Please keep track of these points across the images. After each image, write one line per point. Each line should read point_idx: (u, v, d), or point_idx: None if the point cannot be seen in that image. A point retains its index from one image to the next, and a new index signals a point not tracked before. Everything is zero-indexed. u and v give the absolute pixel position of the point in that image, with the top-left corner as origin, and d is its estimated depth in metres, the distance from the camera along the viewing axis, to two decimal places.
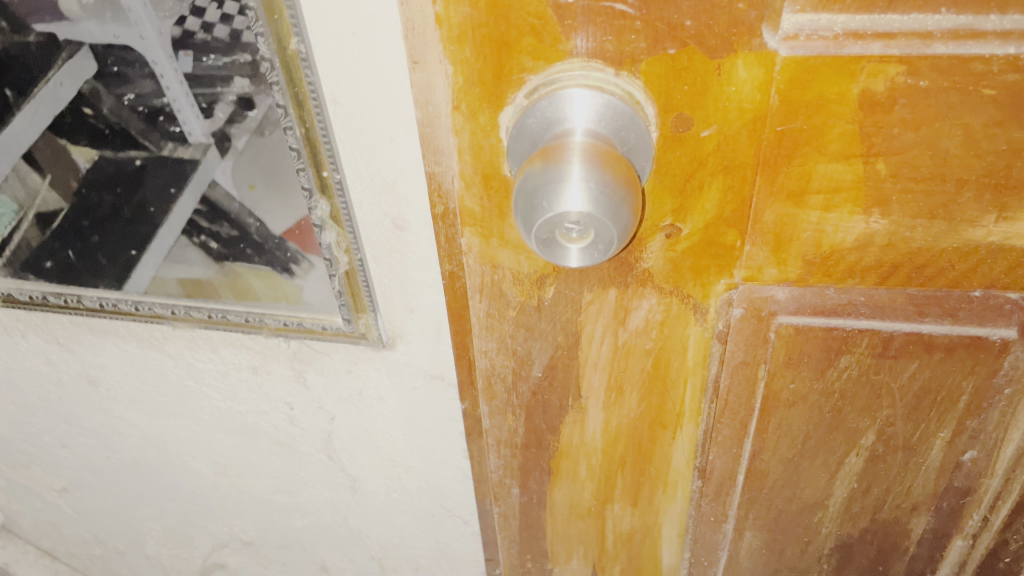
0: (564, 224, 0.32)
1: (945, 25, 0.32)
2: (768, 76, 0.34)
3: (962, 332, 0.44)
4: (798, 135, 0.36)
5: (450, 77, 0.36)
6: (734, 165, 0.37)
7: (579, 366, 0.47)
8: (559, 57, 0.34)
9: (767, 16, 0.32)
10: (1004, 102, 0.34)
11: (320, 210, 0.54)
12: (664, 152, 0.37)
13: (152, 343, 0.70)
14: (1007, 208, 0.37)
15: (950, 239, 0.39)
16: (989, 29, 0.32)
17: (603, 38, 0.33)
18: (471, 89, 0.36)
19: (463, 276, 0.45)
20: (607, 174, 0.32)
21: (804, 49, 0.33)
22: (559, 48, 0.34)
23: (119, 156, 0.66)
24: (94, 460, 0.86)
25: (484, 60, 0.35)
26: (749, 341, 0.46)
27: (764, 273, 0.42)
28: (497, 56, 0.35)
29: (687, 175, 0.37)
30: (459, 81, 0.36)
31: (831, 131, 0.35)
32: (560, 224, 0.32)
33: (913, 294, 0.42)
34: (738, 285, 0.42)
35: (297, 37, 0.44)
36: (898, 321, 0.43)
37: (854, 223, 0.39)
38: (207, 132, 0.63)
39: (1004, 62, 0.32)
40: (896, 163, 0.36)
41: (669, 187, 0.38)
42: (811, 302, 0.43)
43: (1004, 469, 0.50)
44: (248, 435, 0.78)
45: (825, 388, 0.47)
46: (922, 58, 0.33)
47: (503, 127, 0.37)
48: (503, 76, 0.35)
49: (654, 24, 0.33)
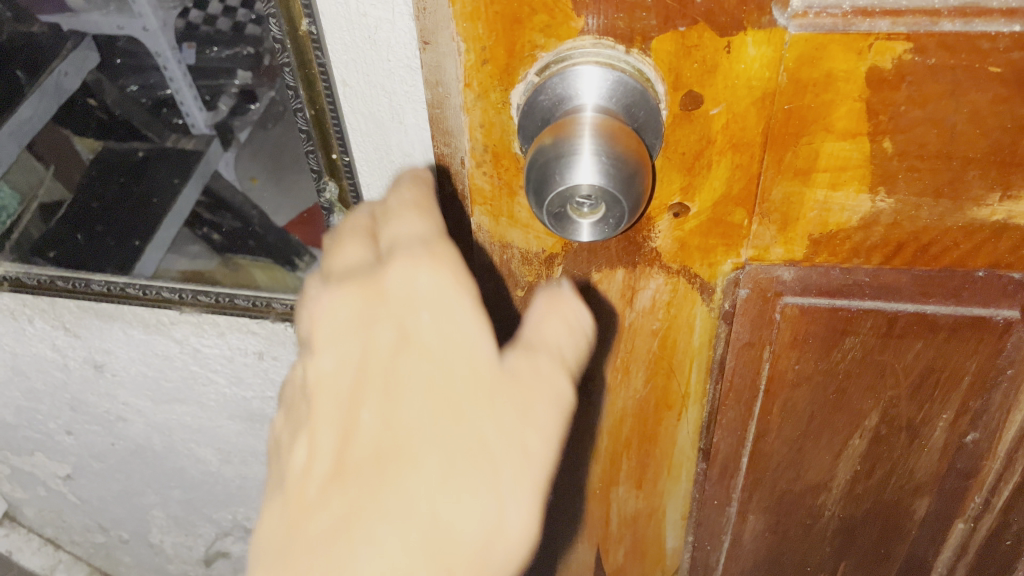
0: (575, 197, 0.33)
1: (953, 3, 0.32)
2: (777, 54, 0.34)
3: (965, 312, 0.44)
4: (806, 113, 0.36)
5: (462, 55, 0.36)
6: (742, 143, 0.38)
7: None
8: (570, 35, 0.35)
9: None
10: (1010, 80, 0.34)
11: (329, 192, 0.55)
12: (673, 130, 0.37)
13: (158, 329, 0.71)
14: (1012, 187, 0.38)
15: (955, 218, 0.39)
16: (996, 7, 0.32)
17: (614, 16, 0.34)
18: (483, 67, 0.36)
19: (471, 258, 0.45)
20: (617, 147, 0.32)
21: (813, 27, 0.33)
22: (571, 26, 0.34)
23: (130, 151, 0.67)
24: (98, 447, 0.87)
25: (497, 37, 0.35)
26: (755, 322, 0.46)
27: (770, 252, 0.42)
28: (510, 33, 0.35)
29: (696, 154, 0.38)
30: (471, 59, 0.36)
31: (839, 109, 0.36)
32: (571, 197, 0.33)
33: (917, 273, 0.42)
34: (744, 264, 0.43)
35: (309, 18, 0.45)
36: (903, 301, 0.44)
37: (860, 202, 0.39)
38: (218, 128, 0.64)
39: (1009, 40, 0.33)
40: (903, 141, 0.37)
41: (678, 165, 0.38)
42: (817, 282, 0.43)
43: (1006, 449, 0.51)
44: (252, 421, 0.78)
45: (830, 369, 0.48)
46: (929, 36, 0.33)
47: (514, 105, 0.37)
48: (515, 53, 0.36)
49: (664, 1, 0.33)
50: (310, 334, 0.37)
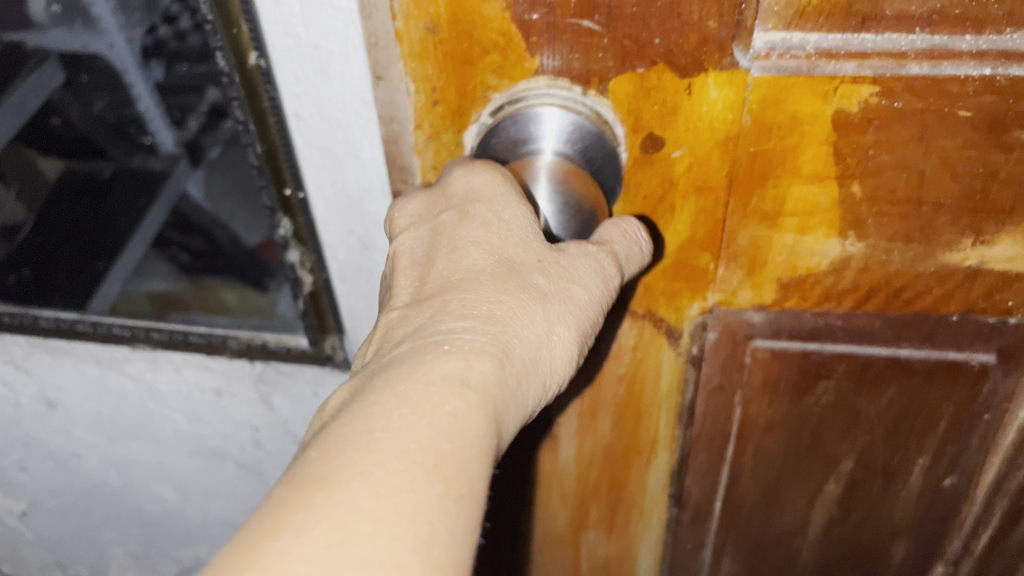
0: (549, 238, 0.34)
1: (920, 45, 0.31)
2: (739, 95, 0.33)
3: (940, 357, 0.42)
4: (772, 156, 0.35)
5: (413, 95, 0.34)
6: (705, 186, 0.36)
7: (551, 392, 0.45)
8: (524, 75, 0.33)
9: (738, 34, 0.32)
10: (980, 124, 0.33)
11: (283, 229, 0.53)
12: (634, 173, 0.36)
13: (112, 366, 0.68)
14: (984, 232, 0.36)
15: (927, 263, 0.38)
16: (964, 50, 0.31)
17: (570, 56, 0.32)
18: (434, 107, 0.35)
19: None
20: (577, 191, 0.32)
21: (776, 69, 0.32)
22: (524, 66, 0.33)
23: None
24: (52, 485, 0.84)
25: (447, 77, 0.33)
26: (725, 365, 0.44)
27: (738, 297, 0.40)
28: (460, 74, 0.33)
29: (658, 197, 0.36)
30: (422, 100, 0.34)
31: (806, 152, 0.34)
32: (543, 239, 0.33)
33: (890, 318, 0.41)
34: (711, 309, 0.41)
35: (257, 51, 0.44)
36: (877, 345, 0.42)
37: (829, 246, 0.38)
38: None
39: (979, 83, 0.32)
40: (872, 185, 0.35)
41: (641, 209, 0.37)
42: (787, 325, 0.42)
43: (985, 495, 0.49)
44: (213, 457, 0.76)
45: (802, 414, 0.46)
46: (896, 79, 0.32)
47: (467, 146, 0.36)
48: (466, 94, 0.34)
49: (621, 42, 0.32)
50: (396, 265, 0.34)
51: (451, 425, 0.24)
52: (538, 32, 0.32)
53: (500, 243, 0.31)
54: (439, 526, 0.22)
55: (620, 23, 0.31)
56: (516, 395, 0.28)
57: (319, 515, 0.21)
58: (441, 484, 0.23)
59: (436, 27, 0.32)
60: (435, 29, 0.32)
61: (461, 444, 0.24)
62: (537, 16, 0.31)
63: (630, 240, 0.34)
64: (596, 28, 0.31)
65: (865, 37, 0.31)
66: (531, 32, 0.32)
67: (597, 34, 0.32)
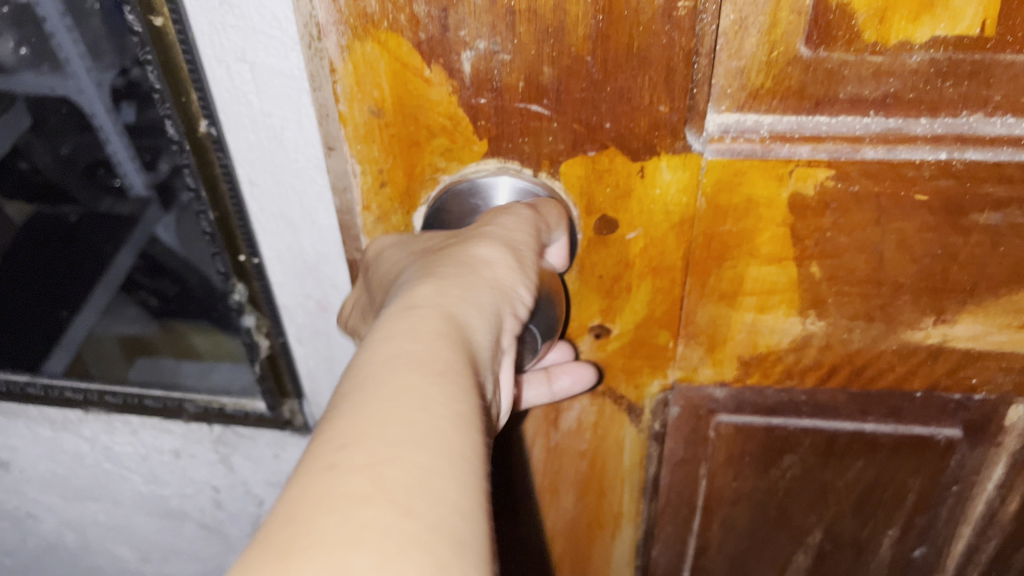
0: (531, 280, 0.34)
1: (875, 128, 0.31)
2: (694, 177, 0.32)
3: (906, 432, 0.41)
4: (728, 238, 0.34)
5: (359, 176, 0.33)
6: (662, 266, 0.35)
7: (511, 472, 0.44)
8: (473, 158, 0.33)
9: (689, 118, 0.31)
10: (937, 207, 0.33)
11: (238, 295, 0.52)
12: (589, 253, 0.35)
13: (66, 427, 0.66)
14: (946, 311, 0.36)
15: (890, 340, 0.37)
16: (919, 134, 0.31)
17: (519, 140, 0.32)
18: (381, 189, 0.34)
19: None
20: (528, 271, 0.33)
21: (730, 152, 0.32)
22: (473, 148, 0.32)
23: None
24: (7, 544, 0.81)
25: (394, 159, 0.33)
26: (688, 438, 0.43)
27: (699, 374, 0.39)
28: (408, 156, 0.33)
29: (614, 277, 0.36)
30: (369, 181, 0.34)
31: (762, 234, 0.34)
32: None
33: (854, 393, 0.40)
34: (672, 385, 0.40)
35: (207, 119, 0.42)
36: (841, 420, 0.41)
37: (789, 325, 0.37)
38: None
39: (935, 167, 0.32)
40: (831, 265, 0.35)
41: (598, 288, 0.36)
42: (749, 400, 0.41)
43: (955, 564, 0.48)
44: (173, 517, 0.73)
45: (768, 486, 0.45)
46: (852, 162, 0.31)
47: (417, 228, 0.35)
48: (415, 176, 0.33)
49: (573, 125, 0.31)
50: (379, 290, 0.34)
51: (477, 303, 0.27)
52: (486, 116, 0.31)
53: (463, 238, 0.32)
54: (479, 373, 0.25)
55: (570, 108, 0.31)
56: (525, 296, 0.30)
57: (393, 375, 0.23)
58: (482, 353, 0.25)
59: (381, 110, 0.31)
60: (380, 112, 0.31)
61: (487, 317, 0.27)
62: (484, 100, 0.31)
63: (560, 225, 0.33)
64: (545, 112, 0.31)
65: (818, 119, 0.31)
66: (479, 116, 0.31)
67: (547, 118, 0.31)
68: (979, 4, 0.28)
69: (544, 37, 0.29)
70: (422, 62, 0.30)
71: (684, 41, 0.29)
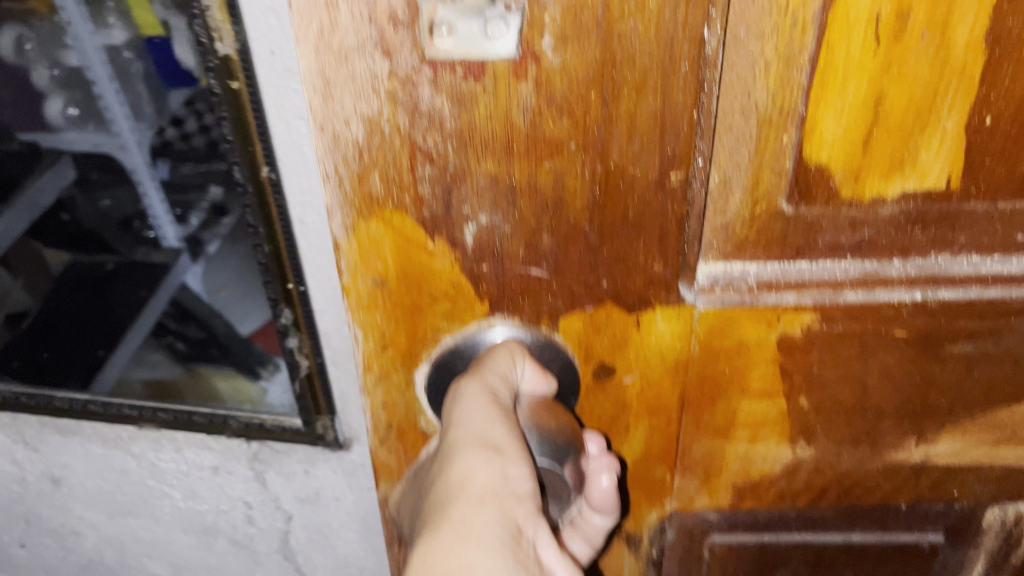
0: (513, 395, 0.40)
1: (855, 274, 0.41)
2: (687, 321, 0.42)
3: (890, 539, 0.52)
4: (719, 379, 0.44)
5: (361, 338, 0.42)
6: (658, 406, 0.45)
7: None
8: (477, 319, 0.41)
9: (684, 271, 0.40)
10: (916, 340, 0.43)
11: (283, 318, 0.59)
12: (586, 341, 0.42)
13: (117, 444, 0.79)
14: (926, 434, 0.47)
15: (876, 462, 0.48)
16: (897, 275, 0.41)
17: (508, 290, 0.40)
18: (384, 351, 0.42)
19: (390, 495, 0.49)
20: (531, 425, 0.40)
21: (721, 299, 0.41)
22: (475, 309, 0.40)
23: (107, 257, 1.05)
24: (49, 561, 0.92)
25: (395, 322, 0.41)
26: (682, 557, 0.53)
27: (695, 502, 0.49)
28: (411, 319, 0.41)
29: (614, 352, 0.42)
30: (371, 344, 0.42)
31: (756, 371, 0.44)
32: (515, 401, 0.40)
33: (842, 508, 0.51)
34: (669, 515, 0.50)
35: (269, 165, 0.50)
36: (827, 511, 0.51)
37: (782, 452, 0.47)
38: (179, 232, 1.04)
39: (913, 306, 0.42)
40: (818, 396, 0.45)
41: (591, 392, 0.44)
42: (743, 520, 0.51)
43: None
44: (205, 533, 0.84)
45: (756, 560, 0.54)
46: (834, 304, 0.41)
47: (428, 362, 0.43)
48: (416, 337, 0.42)
49: (567, 274, 0.39)
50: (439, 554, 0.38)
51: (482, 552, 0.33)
52: (486, 281, 0.39)
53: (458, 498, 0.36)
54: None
55: (567, 273, 0.39)
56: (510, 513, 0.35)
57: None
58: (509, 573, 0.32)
59: (383, 281, 0.39)
60: (383, 283, 0.39)
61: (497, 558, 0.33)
62: (486, 269, 0.39)
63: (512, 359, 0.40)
64: (544, 274, 0.39)
65: (803, 265, 0.41)
66: (481, 283, 0.39)
67: (545, 278, 0.39)
68: (946, 160, 0.38)
69: (543, 209, 0.37)
70: (426, 236, 0.37)
71: (676, 207, 0.37)
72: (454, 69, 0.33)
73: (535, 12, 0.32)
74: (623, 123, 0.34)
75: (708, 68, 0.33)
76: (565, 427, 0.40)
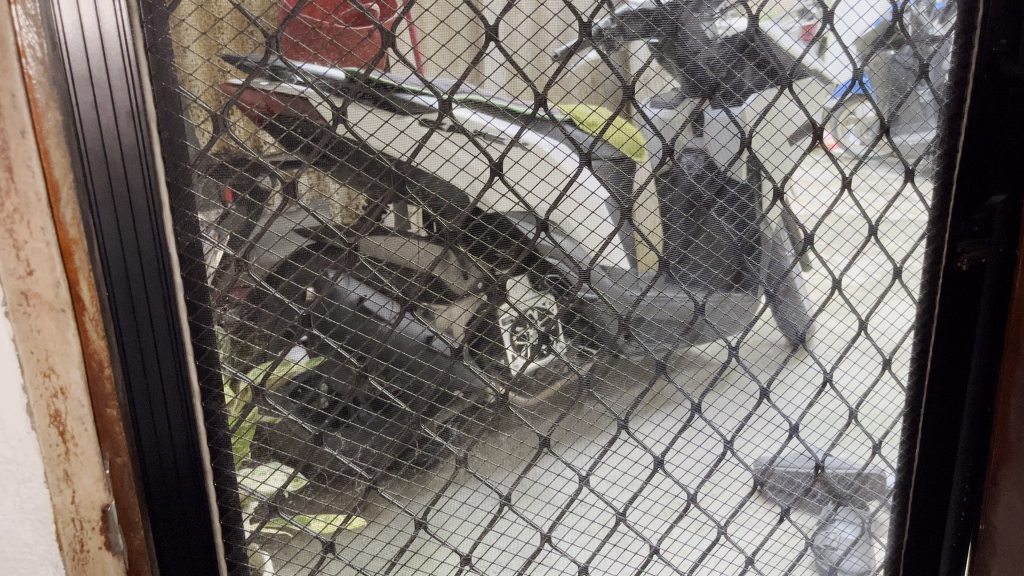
0: (851, 540, 1.07)
1: (852, 520, 1.07)
2: (946, 463, 1.05)
3: (911, 493, 1.06)
4: (960, 430, 1.04)
5: (964, 471, 1.06)
6: (967, 449, 1.05)
7: (1003, 503, 1.01)
8: (845, 443, 1.03)
9: (893, 386, 1.03)
10: (1003, 397, 0.99)
11: None
12: (933, 405, 1.03)
13: None
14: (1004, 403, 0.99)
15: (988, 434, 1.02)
16: (903, 466, 1.05)
17: (55, 450, 0.71)
18: (976, 450, 1.05)
19: (1007, 449, 0.99)
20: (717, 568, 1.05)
21: (788, 466, 1.02)
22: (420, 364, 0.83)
23: None
24: None
25: (962, 462, 1.05)
26: (926, 513, 1.07)
27: (967, 437, 1.04)
28: (955, 434, 1.04)
29: (955, 430, 1.04)
30: (965, 473, 1.06)
31: (960, 427, 1.04)
32: (840, 534, 1.07)
33: (967, 434, 1.04)
34: (748, 433, 0.99)
35: None
36: (980, 455, 1.04)
37: (993, 441, 1.02)
38: None
39: (943, 434, 1.04)
40: (948, 436, 1.04)
41: (927, 472, 1.05)
42: (981, 401, 1.02)
43: (576, 424, 0.91)
44: None
45: (991, 468, 1.02)
46: (910, 470, 1.06)
47: (932, 514, 1.07)
48: (922, 472, 1.05)
49: (967, 456, 1.05)
50: (973, 457, 1.05)
51: (966, 487, 1.07)
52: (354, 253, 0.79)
53: (939, 477, 1.06)
54: (977, 478, 1.06)
55: (960, 430, 1.04)
56: (973, 430, 1.04)
57: (931, 562, 1.10)
58: (911, 485, 1.06)
59: (966, 463, 1.06)
60: (967, 461, 1.05)
61: (889, 520, 1.08)
62: (94, 449, 0.74)
63: (842, 541, 1.07)
64: (895, 490, 1.07)
65: (919, 422, 1.04)
66: (911, 464, 1.05)
67: (916, 466, 1.05)
68: (956, 407, 1.03)
69: (982, 418, 1.03)
70: (971, 439, 1.04)
71: (964, 440, 1.05)
72: (932, 450, 1.04)
73: (918, 444, 1.05)
74: (941, 460, 1.05)
75: (873, 395, 1.02)
76: (703, 373, 0.94)
